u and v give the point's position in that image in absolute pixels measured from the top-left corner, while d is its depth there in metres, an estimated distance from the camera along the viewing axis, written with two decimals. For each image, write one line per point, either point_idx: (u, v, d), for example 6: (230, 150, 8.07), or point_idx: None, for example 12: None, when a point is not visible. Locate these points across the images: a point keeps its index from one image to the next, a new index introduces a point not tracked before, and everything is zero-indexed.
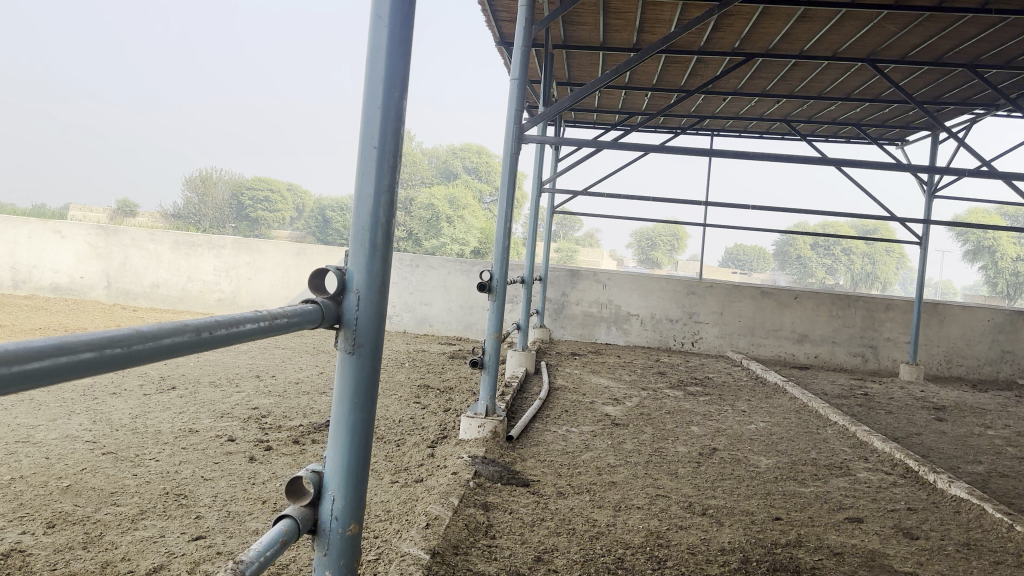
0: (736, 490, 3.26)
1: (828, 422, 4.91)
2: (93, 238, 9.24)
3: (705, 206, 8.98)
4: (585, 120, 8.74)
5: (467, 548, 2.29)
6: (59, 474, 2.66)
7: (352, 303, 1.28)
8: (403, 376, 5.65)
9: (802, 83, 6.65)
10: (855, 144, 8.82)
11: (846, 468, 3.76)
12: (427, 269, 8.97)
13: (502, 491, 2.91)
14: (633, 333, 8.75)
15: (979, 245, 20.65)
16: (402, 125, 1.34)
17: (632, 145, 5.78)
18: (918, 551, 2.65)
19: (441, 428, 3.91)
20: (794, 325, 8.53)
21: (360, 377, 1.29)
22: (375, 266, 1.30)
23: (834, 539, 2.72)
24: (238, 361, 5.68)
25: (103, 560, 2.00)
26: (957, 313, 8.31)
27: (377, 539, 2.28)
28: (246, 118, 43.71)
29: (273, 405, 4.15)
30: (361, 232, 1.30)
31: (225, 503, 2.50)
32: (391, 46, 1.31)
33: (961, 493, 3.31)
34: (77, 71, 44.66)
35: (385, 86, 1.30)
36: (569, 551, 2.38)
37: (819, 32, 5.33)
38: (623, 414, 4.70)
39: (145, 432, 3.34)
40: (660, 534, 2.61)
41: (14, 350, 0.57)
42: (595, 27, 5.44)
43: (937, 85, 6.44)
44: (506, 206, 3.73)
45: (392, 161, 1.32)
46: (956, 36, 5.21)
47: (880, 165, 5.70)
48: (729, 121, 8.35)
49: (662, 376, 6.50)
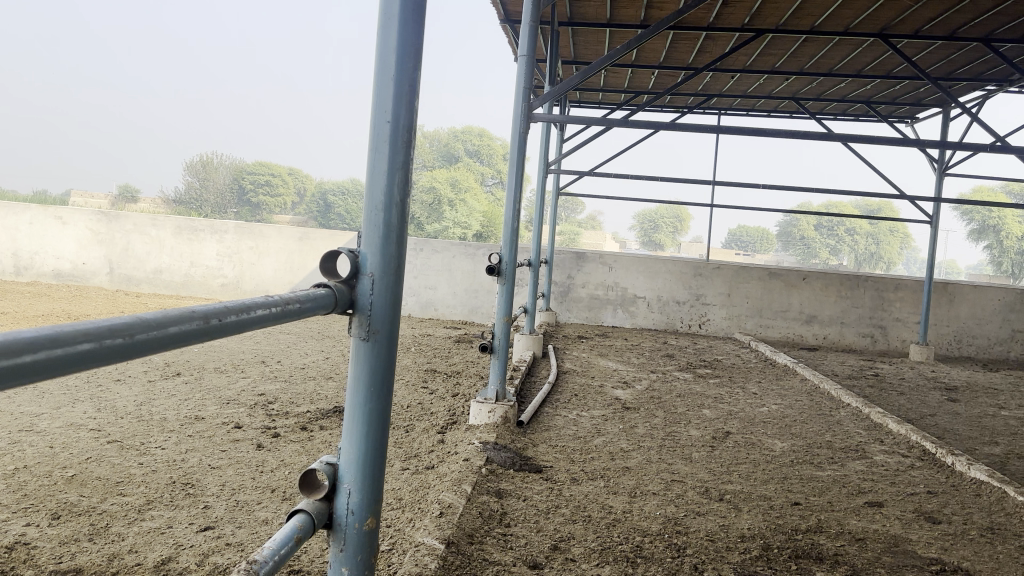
0: (752, 475, 3.19)
1: (841, 404, 4.86)
2: (95, 224, 9.15)
3: (711, 186, 8.89)
4: (590, 100, 8.64)
5: (482, 537, 2.23)
6: (63, 464, 2.61)
7: (367, 287, 1.20)
8: (410, 361, 5.59)
9: (812, 59, 6.52)
10: (864, 122, 8.70)
11: (862, 451, 3.70)
12: (431, 253, 8.88)
13: (514, 477, 2.85)
14: (639, 316, 8.68)
15: (984, 225, 20.73)
16: (416, 98, 1.26)
17: (641, 124, 5.64)
18: (942, 536, 2.59)
19: (450, 414, 3.84)
20: (802, 306, 8.45)
21: (378, 362, 1.22)
22: (390, 248, 1.22)
23: (854, 524, 2.66)
24: (243, 347, 5.62)
25: (110, 552, 1.95)
26: (967, 292, 8.22)
27: (390, 529, 2.22)
28: (245, 103, 43.40)
29: (280, 392, 4.09)
30: (374, 212, 1.22)
31: (233, 492, 2.45)
32: (404, 13, 1.23)
33: (981, 476, 3.25)
34: (76, 57, 44.32)
35: (398, 57, 1.22)
36: (586, 539, 2.32)
37: (831, 7, 5.22)
38: (633, 398, 4.63)
39: (151, 420, 3.29)
40: (678, 521, 2.56)
41: (11, 339, 0.50)
42: (602, 2, 5.30)
43: (949, 61, 6.32)
44: (514, 186, 3.63)
45: (406, 137, 1.24)
46: (971, 10, 5.08)
47: (890, 141, 5.60)
48: (737, 100, 8.23)
49: (670, 359, 6.43)
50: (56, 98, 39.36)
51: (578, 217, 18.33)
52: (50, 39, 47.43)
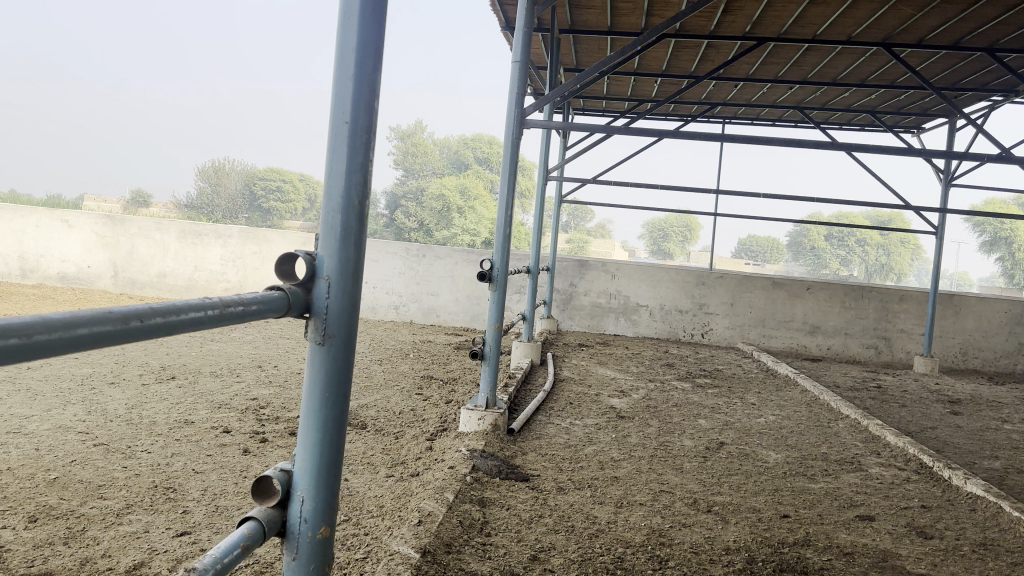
0: (743, 486, 3.15)
1: (840, 415, 4.80)
2: (100, 228, 9.24)
3: (715, 194, 8.85)
4: (594, 108, 8.64)
5: (460, 546, 2.21)
6: (47, 467, 2.61)
7: (323, 290, 1.19)
8: (407, 367, 5.58)
9: (816, 68, 6.49)
10: (869, 131, 8.64)
11: (858, 464, 3.65)
12: (434, 260, 8.88)
13: (499, 486, 2.82)
14: (642, 325, 8.64)
15: (996, 236, 20.59)
16: (376, 100, 1.25)
17: (642, 131, 5.59)
18: (932, 551, 2.54)
19: (441, 421, 3.83)
20: (806, 316, 8.38)
21: (332, 368, 1.21)
22: (347, 252, 1.21)
23: (844, 538, 2.62)
24: (242, 351, 5.63)
25: (83, 556, 1.94)
26: (973, 304, 8.13)
27: (368, 536, 2.19)
28: (256, 109, 43.77)
29: (272, 396, 4.09)
30: (331, 213, 1.21)
31: (213, 497, 2.44)
32: (364, 12, 1.22)
33: (978, 491, 3.19)
34: (92, 62, 44.90)
35: (356, 58, 1.21)
36: (566, 550, 2.29)
37: (833, 16, 5.19)
38: (629, 407, 4.60)
39: (140, 423, 3.29)
40: (662, 532, 2.52)
41: None
42: (603, 10, 5.29)
43: (955, 70, 6.26)
44: (507, 193, 3.62)
45: (366, 137, 1.23)
46: (975, 19, 5.04)
47: (893, 150, 5.54)
48: (741, 108, 8.21)
49: (670, 368, 6.38)
50: (69, 103, 39.78)
51: (585, 226, 18.30)
52: (66, 46, 48.11)
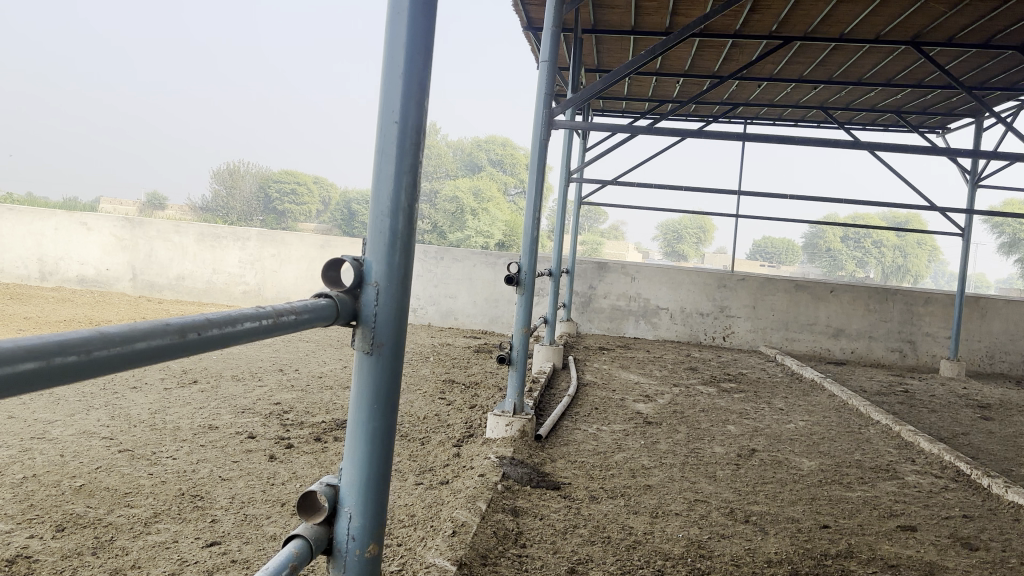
0: (779, 495, 3.06)
1: (870, 421, 4.67)
2: (119, 230, 9.27)
3: (738, 195, 8.75)
4: (613, 109, 8.58)
5: (497, 558, 2.14)
6: (74, 473, 2.58)
7: (371, 297, 1.12)
8: (428, 371, 5.52)
9: (842, 68, 6.36)
10: (893, 132, 8.51)
11: (893, 471, 3.55)
12: (452, 262, 8.83)
13: (531, 495, 2.76)
14: (662, 327, 8.53)
15: (1016, 237, 20.31)
16: (425, 98, 1.18)
17: (667, 132, 5.49)
18: (979, 564, 2.45)
19: (467, 426, 3.76)
20: (830, 319, 8.24)
21: (382, 377, 1.14)
22: (395, 257, 1.14)
23: (887, 550, 2.52)
24: (261, 354, 5.59)
25: (112, 567, 1.90)
26: (1001, 307, 7.95)
27: (401, 548, 2.13)
28: (271, 112, 44.08)
29: (295, 401, 4.03)
30: (381, 218, 1.14)
31: (242, 506, 2.39)
32: (413, 7, 1.15)
33: (1019, 500, 3.07)
34: (112, 66, 45.43)
35: (407, 54, 1.14)
36: (604, 562, 2.22)
37: (861, 14, 5.08)
38: (655, 412, 4.51)
39: (165, 429, 3.26)
40: (700, 544, 2.44)
41: None
42: (627, 9, 5.21)
43: (984, 69, 6.12)
44: (534, 195, 3.55)
45: (414, 139, 1.16)
46: (1009, 17, 4.91)
47: (923, 150, 5.41)
48: (763, 109, 8.11)
49: (693, 372, 6.28)
50: (88, 106, 40.31)
51: None
52: (86, 50, 48.84)
